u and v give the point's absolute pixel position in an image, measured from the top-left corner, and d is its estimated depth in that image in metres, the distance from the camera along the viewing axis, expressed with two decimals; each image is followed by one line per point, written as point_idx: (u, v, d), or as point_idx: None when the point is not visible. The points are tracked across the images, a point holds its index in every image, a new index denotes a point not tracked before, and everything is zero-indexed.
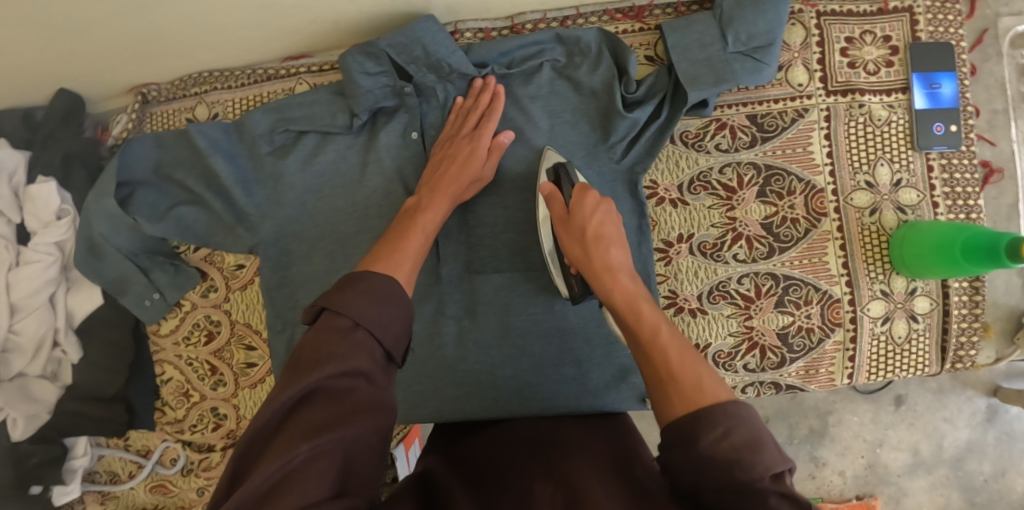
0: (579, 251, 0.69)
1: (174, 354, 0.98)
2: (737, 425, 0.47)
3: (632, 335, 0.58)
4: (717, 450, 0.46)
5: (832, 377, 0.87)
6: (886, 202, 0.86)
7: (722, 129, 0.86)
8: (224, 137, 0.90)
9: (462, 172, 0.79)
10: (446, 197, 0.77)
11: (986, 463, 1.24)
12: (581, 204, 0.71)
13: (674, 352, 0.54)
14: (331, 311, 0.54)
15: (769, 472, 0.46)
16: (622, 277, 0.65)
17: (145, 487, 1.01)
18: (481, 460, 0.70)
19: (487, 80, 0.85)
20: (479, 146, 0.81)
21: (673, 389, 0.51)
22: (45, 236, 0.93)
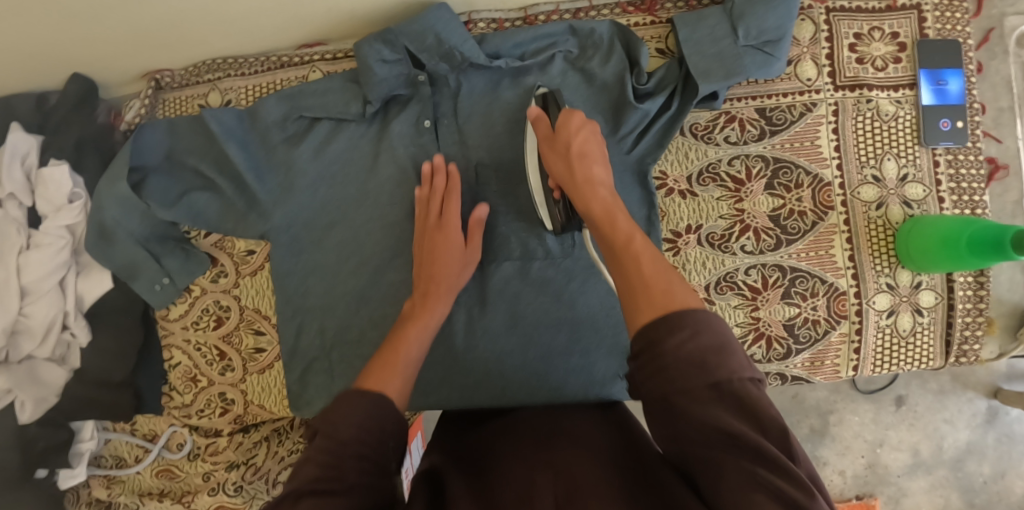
0: (561, 167, 0.73)
1: (182, 338, 0.98)
2: (702, 328, 0.48)
3: (608, 239, 0.62)
4: (682, 349, 0.48)
5: (837, 369, 0.87)
6: (892, 196, 0.87)
7: (731, 122, 0.87)
8: (236, 122, 0.91)
9: (447, 264, 0.81)
10: (439, 295, 0.79)
11: (985, 465, 1.25)
12: (567, 123, 0.74)
13: (645, 259, 0.57)
14: (323, 434, 0.54)
15: (735, 377, 0.47)
16: (599, 188, 0.69)
17: (152, 472, 1.02)
18: (485, 451, 0.71)
19: (436, 162, 0.85)
20: (454, 232, 0.83)
21: (642, 296, 0.53)
22: (57, 219, 0.94)
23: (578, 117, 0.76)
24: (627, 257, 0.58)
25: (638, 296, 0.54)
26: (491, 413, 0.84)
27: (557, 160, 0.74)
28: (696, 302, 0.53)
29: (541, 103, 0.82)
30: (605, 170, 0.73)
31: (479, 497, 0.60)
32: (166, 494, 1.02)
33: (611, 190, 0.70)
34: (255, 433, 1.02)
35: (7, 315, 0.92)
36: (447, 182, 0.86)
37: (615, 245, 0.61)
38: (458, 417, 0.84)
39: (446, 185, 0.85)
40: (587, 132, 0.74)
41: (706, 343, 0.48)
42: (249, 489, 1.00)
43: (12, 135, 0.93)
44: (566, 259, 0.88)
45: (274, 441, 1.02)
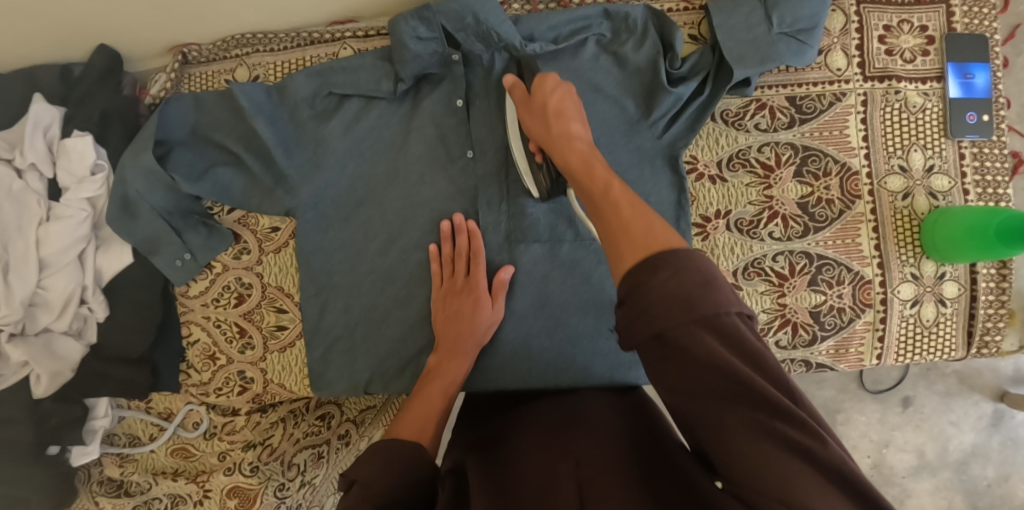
0: (540, 127, 0.75)
1: (202, 314, 0.97)
2: (686, 266, 0.47)
3: (588, 189, 0.64)
4: (668, 288, 0.47)
5: (861, 357, 0.88)
6: (918, 187, 0.87)
7: (762, 109, 0.87)
8: (264, 98, 0.90)
9: (474, 324, 0.84)
10: (464, 350, 0.83)
11: (989, 468, 1.44)
12: (541, 85, 0.76)
13: (624, 206, 0.58)
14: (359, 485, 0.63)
15: (726, 313, 0.46)
16: (576, 142, 0.71)
17: (166, 450, 1.02)
18: (507, 441, 0.73)
19: (459, 221, 0.87)
20: (481, 289, 0.85)
21: (625, 243, 0.53)
22: (79, 191, 0.92)
23: (553, 79, 0.78)
24: (606, 203, 0.60)
25: (618, 238, 0.55)
26: (513, 402, 0.86)
27: (535, 121, 0.76)
28: (676, 238, 0.52)
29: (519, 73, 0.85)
30: (583, 125, 0.74)
31: (497, 485, 0.63)
32: (181, 473, 1.03)
33: (588, 144, 0.72)
34: (271, 413, 1.02)
35: (25, 287, 0.90)
36: (471, 241, 0.87)
37: (594, 193, 0.62)
38: (484, 409, 0.86)
39: (470, 244, 0.87)
40: (562, 91, 0.76)
41: (691, 279, 0.47)
42: (265, 469, 1.00)
43: (36, 105, 0.93)
44: (594, 242, 0.88)
45: (290, 421, 1.02)
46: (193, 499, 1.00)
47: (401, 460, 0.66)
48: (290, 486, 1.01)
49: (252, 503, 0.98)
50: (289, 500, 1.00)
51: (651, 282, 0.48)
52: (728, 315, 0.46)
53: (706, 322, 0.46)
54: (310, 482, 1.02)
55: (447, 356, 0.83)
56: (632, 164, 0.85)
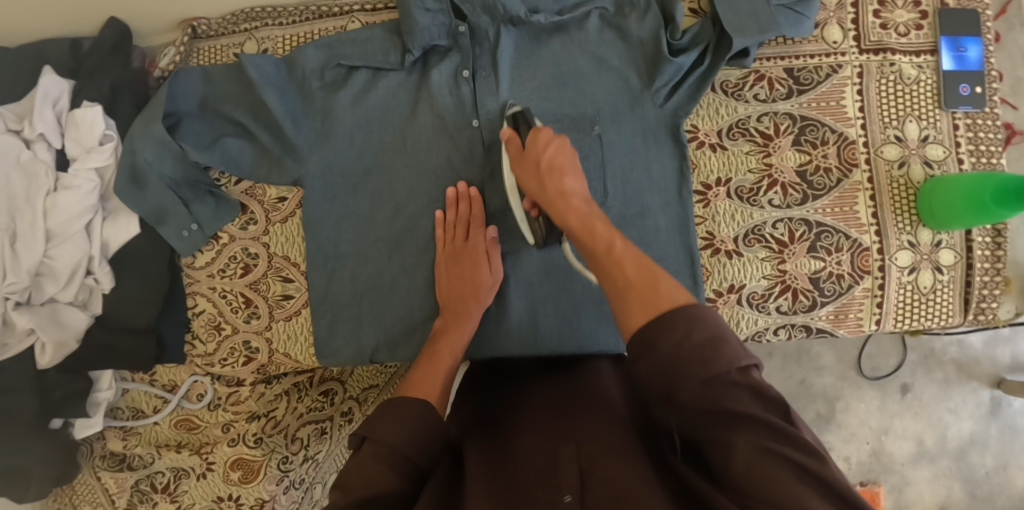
0: (534, 184, 0.75)
1: (208, 285, 0.98)
2: (696, 324, 0.53)
3: (591, 249, 0.66)
4: (682, 346, 0.53)
5: (860, 323, 0.90)
6: (914, 156, 0.89)
7: (761, 80, 0.89)
8: (275, 70, 0.91)
9: (475, 287, 0.85)
10: (468, 311, 0.84)
11: (988, 457, 1.45)
12: (535, 141, 0.76)
13: (630, 263, 0.62)
14: (372, 442, 0.66)
15: (735, 365, 0.52)
16: (573, 200, 0.72)
17: (170, 422, 1.03)
18: (510, 422, 0.73)
19: (460, 188, 0.89)
20: (481, 253, 0.87)
21: (636, 297, 0.58)
22: (87, 162, 0.93)
23: (545, 131, 0.78)
24: (609, 259, 0.64)
25: (626, 295, 0.59)
26: (517, 377, 0.85)
27: (528, 177, 0.76)
28: (681, 293, 0.57)
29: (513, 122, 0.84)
30: (578, 181, 0.75)
31: (497, 474, 0.62)
32: (183, 446, 1.04)
33: (586, 200, 0.73)
34: (276, 385, 1.02)
35: (32, 257, 0.90)
36: (470, 207, 0.89)
37: (597, 253, 0.65)
38: (487, 381, 0.86)
39: (471, 211, 0.89)
40: (555, 146, 0.76)
41: (701, 337, 0.52)
42: (268, 442, 1.00)
43: (46, 77, 0.93)
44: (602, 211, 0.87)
45: (294, 395, 1.04)
46: (196, 472, 1.01)
47: (411, 415, 0.68)
48: (293, 460, 1.02)
49: (256, 476, 0.99)
50: (292, 473, 1.02)
51: (664, 340, 0.53)
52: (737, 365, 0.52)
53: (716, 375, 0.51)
54: (313, 457, 1.05)
55: (452, 318, 0.84)
56: (634, 133, 0.88)
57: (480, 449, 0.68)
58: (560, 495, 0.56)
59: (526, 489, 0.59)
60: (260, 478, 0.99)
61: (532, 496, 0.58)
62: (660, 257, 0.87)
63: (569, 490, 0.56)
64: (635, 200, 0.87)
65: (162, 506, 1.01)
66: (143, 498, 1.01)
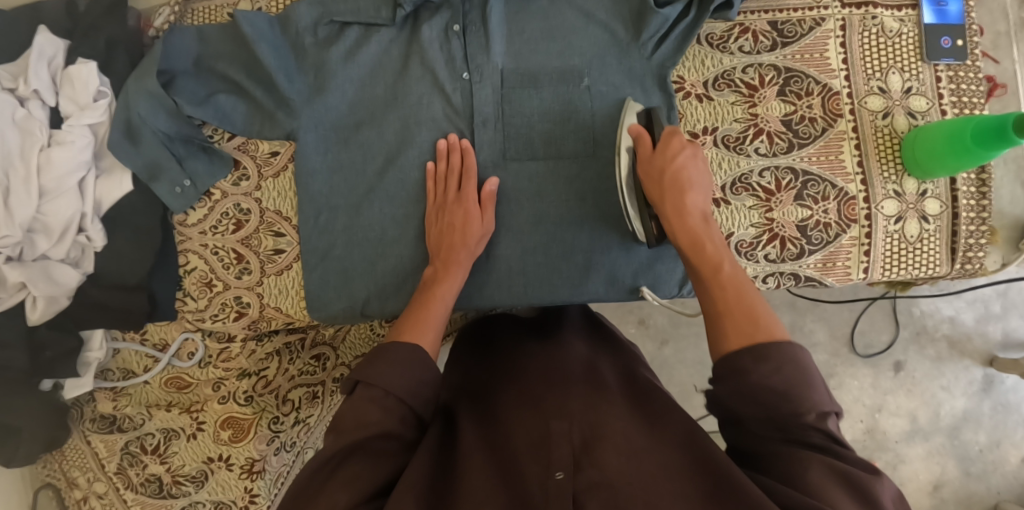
0: (655, 192, 0.74)
1: (199, 243, 0.98)
2: (788, 363, 0.56)
3: (696, 269, 0.67)
4: (769, 380, 0.55)
5: (848, 272, 0.90)
6: (897, 107, 0.90)
7: (745, 32, 0.91)
8: (268, 27, 0.92)
9: (467, 236, 0.84)
10: (459, 260, 0.83)
11: (982, 434, 1.44)
12: (666, 148, 0.74)
13: (732, 293, 0.62)
14: (366, 385, 0.64)
15: (816, 409, 0.55)
16: (691, 219, 0.70)
17: (160, 381, 1.03)
18: (497, 398, 0.73)
19: (453, 141, 0.89)
20: (472, 201, 0.86)
21: (731, 321, 0.60)
22: (81, 118, 0.94)
23: (678, 139, 0.76)
24: (714, 284, 0.64)
25: (725, 321, 0.61)
26: (510, 343, 0.85)
27: (651, 185, 0.74)
28: (781, 330, 0.59)
29: (645, 121, 0.82)
30: (704, 197, 0.72)
31: (492, 457, 0.63)
32: (174, 405, 1.04)
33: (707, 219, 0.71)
34: (268, 343, 1.02)
35: (25, 211, 0.90)
36: (463, 158, 0.88)
37: (703, 269, 0.66)
38: (481, 353, 0.86)
39: (463, 161, 0.88)
40: (686, 157, 0.74)
41: (790, 376, 0.55)
42: (259, 400, 1.00)
43: (41, 35, 0.95)
44: (588, 158, 0.89)
45: (286, 356, 1.03)
46: (186, 433, 1.01)
47: (400, 356, 0.67)
48: (284, 421, 1.01)
49: (246, 434, 0.98)
50: (283, 435, 1.01)
51: (754, 373, 0.56)
52: (819, 410, 0.54)
53: (795, 413, 0.54)
54: (304, 421, 1.04)
55: (444, 265, 0.83)
56: (622, 84, 0.89)
57: (471, 427, 0.68)
58: (551, 472, 0.57)
59: (518, 472, 0.59)
60: (250, 437, 0.98)
61: (525, 475, 0.58)
62: None
63: (562, 468, 0.57)
64: None
65: (152, 467, 1.00)
66: (133, 461, 1.01)
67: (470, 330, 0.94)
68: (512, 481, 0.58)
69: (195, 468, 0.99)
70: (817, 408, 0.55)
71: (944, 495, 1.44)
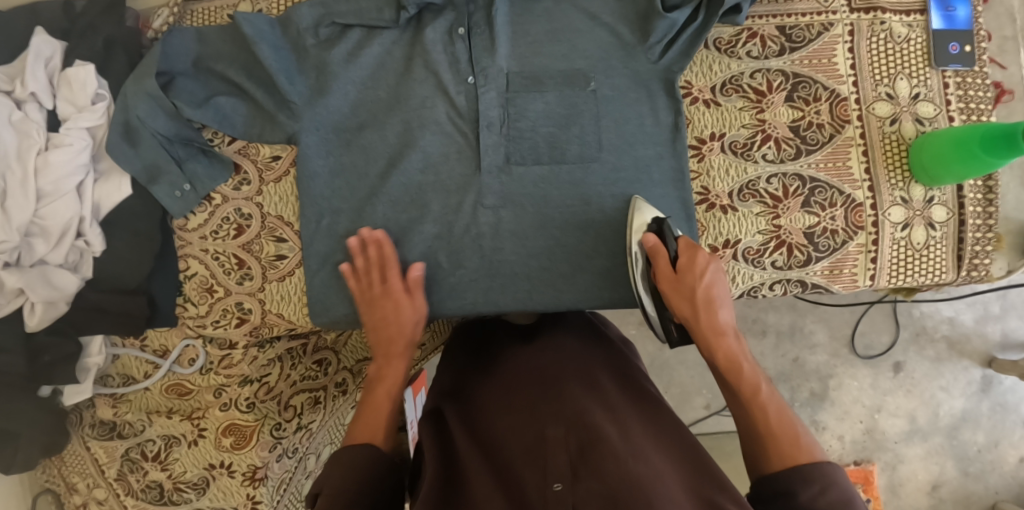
0: (687, 307, 0.75)
1: (200, 247, 0.97)
2: (832, 484, 0.57)
3: (731, 387, 0.68)
4: (816, 502, 0.56)
5: (855, 278, 0.90)
6: (905, 113, 0.90)
7: (753, 37, 0.90)
8: (269, 29, 0.90)
9: (402, 326, 0.82)
10: (399, 351, 0.81)
11: (980, 434, 1.45)
12: (692, 265, 0.75)
13: (772, 413, 0.64)
14: (325, 497, 0.63)
15: None
16: (727, 339, 0.71)
17: (160, 388, 1.01)
18: (485, 398, 0.73)
19: (367, 234, 0.87)
20: (399, 292, 0.84)
21: (773, 443, 0.61)
22: (78, 121, 0.93)
23: (700, 254, 0.77)
24: (751, 403, 0.66)
25: (763, 441, 0.62)
26: (500, 347, 0.85)
27: (681, 301, 0.75)
28: (820, 452, 0.61)
29: (656, 228, 0.82)
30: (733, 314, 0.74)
31: (488, 463, 0.63)
32: (174, 411, 1.02)
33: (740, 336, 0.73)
34: (269, 350, 1.00)
35: (22, 215, 0.89)
36: (383, 249, 0.87)
37: (739, 384, 0.67)
38: (473, 358, 0.85)
39: (383, 252, 0.87)
40: (712, 272, 0.75)
41: (836, 497, 0.56)
42: (261, 407, 0.99)
43: (38, 37, 0.94)
44: (593, 162, 0.88)
45: (286, 362, 1.01)
46: (187, 439, 1.00)
47: (359, 462, 0.65)
48: (286, 427, 1.01)
49: (248, 441, 0.98)
50: (285, 441, 1.01)
51: (801, 492, 0.57)
52: None
53: None
54: (306, 426, 1.03)
55: (384, 360, 0.80)
56: (629, 88, 0.88)
57: (464, 432, 0.68)
58: (550, 482, 0.57)
59: (515, 479, 0.59)
60: (252, 444, 0.98)
61: (522, 480, 0.59)
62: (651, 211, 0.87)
63: (560, 478, 0.57)
64: (629, 154, 0.88)
65: (153, 474, 1.00)
66: (134, 467, 1.01)
67: (458, 336, 0.93)
68: (510, 489, 0.58)
69: (196, 474, 0.99)
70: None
71: (941, 495, 1.45)
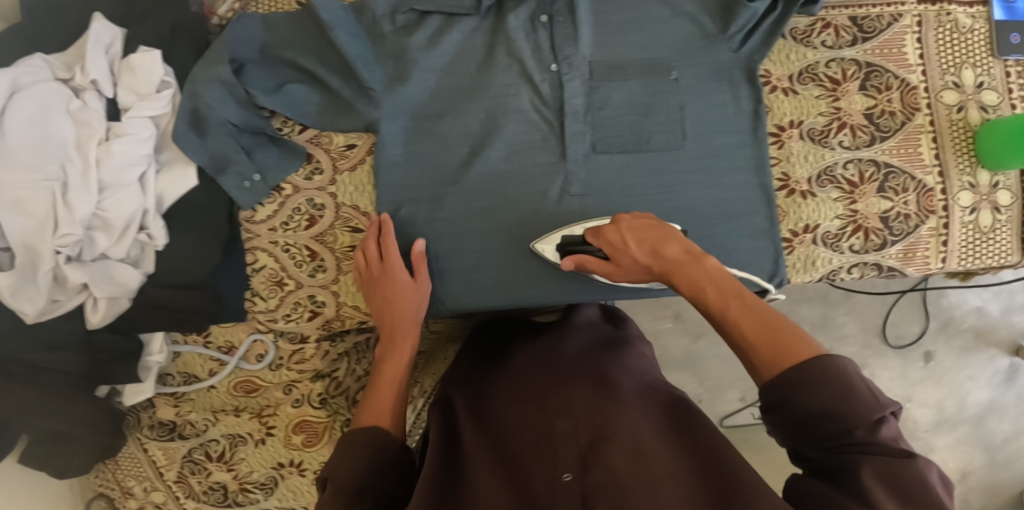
0: (634, 269, 0.75)
1: (269, 240, 0.94)
2: (823, 380, 0.54)
3: (706, 313, 0.66)
4: (811, 404, 0.54)
5: (928, 261, 0.92)
6: (971, 101, 0.92)
7: (827, 27, 0.92)
8: (343, 13, 0.88)
9: (405, 304, 0.82)
10: (405, 329, 0.81)
11: (1006, 423, 1.49)
12: (611, 241, 0.76)
13: (747, 323, 0.61)
14: (332, 481, 0.62)
15: (865, 421, 0.52)
16: (689, 267, 0.69)
17: (228, 385, 0.99)
18: (496, 392, 0.75)
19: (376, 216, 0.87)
20: (403, 275, 0.83)
21: (757, 354, 0.59)
22: (142, 109, 0.89)
23: (626, 218, 0.77)
24: (727, 323, 0.63)
25: (749, 354, 0.60)
26: (513, 346, 0.88)
27: (630, 269, 0.75)
28: (808, 345, 0.57)
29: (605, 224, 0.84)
30: (681, 243, 0.72)
31: (498, 455, 0.65)
32: (241, 410, 1.00)
33: (703, 255, 0.70)
34: (340, 343, 0.99)
35: (85, 208, 0.83)
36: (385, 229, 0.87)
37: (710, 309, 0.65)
38: (484, 359, 0.88)
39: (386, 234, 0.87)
40: (631, 231, 0.75)
41: (832, 392, 0.53)
42: (333, 402, 0.97)
43: (98, 23, 0.89)
44: (677, 150, 0.88)
45: (354, 356, 1.00)
46: (254, 438, 0.97)
47: (359, 447, 0.64)
48: None
49: (320, 439, 0.95)
50: None
51: (794, 399, 0.55)
52: (867, 423, 0.52)
53: (845, 428, 0.53)
54: None
55: (391, 339, 0.80)
56: (710, 77, 0.89)
57: (478, 428, 0.70)
58: (558, 474, 0.60)
59: (523, 472, 0.62)
60: (324, 441, 0.95)
61: (530, 473, 0.61)
62: (732, 198, 0.89)
63: (569, 470, 0.60)
64: (712, 141, 0.89)
65: (217, 475, 0.96)
66: (196, 469, 0.97)
67: (483, 337, 0.96)
68: (519, 480, 0.61)
69: (264, 474, 0.96)
70: (868, 420, 0.52)
71: (970, 483, 1.49)
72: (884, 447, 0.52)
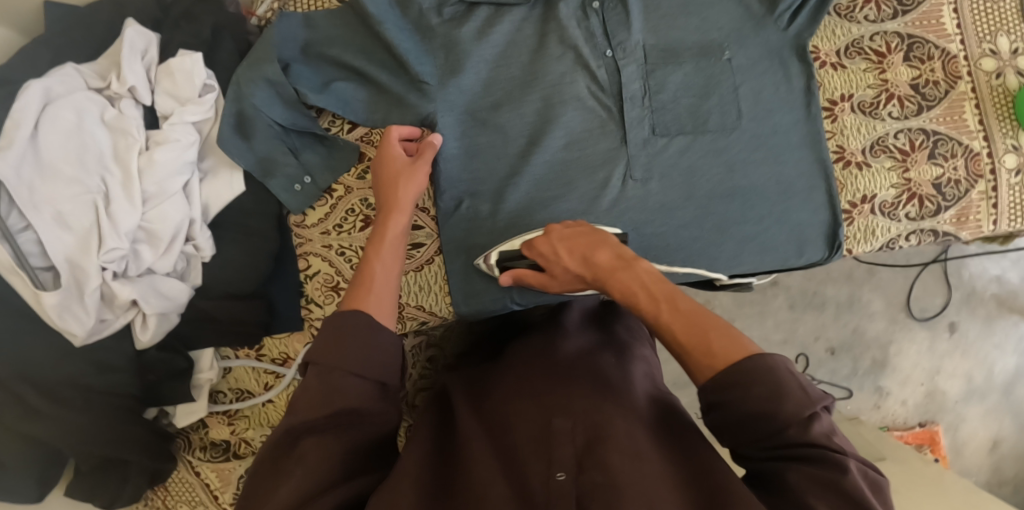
0: (568, 278, 0.74)
1: (322, 243, 0.91)
2: (750, 381, 0.53)
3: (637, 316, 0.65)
4: (743, 405, 0.53)
5: (980, 224, 0.94)
6: (1008, 67, 0.93)
7: (869, 2, 0.93)
8: (390, 8, 0.86)
9: (407, 186, 0.78)
10: (403, 206, 0.75)
11: None
12: (542, 251, 0.75)
13: (677, 323, 0.59)
14: (315, 366, 0.58)
15: (795, 421, 0.51)
16: (619, 273, 0.67)
17: (285, 399, 0.94)
18: (495, 388, 0.72)
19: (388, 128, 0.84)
20: (398, 155, 0.81)
21: (690, 357, 0.57)
22: (184, 115, 0.84)
23: (559, 228, 0.76)
24: (660, 324, 0.61)
25: (682, 357, 0.58)
26: (512, 342, 0.85)
27: (563, 276, 0.75)
28: (741, 343, 0.56)
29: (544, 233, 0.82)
30: (614, 247, 0.71)
31: (498, 448, 0.63)
32: None
33: (635, 259, 0.68)
34: None
35: (129, 220, 0.79)
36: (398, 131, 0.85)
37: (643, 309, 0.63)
38: (487, 358, 0.85)
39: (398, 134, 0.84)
40: (563, 240, 0.74)
41: (762, 391, 0.52)
42: None
43: (131, 28, 0.85)
44: (735, 130, 0.88)
45: None
46: None
47: (347, 327, 0.59)
48: None
49: None
50: None
51: (727, 401, 0.54)
52: (797, 422, 0.51)
53: (773, 427, 0.52)
54: None
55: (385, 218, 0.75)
56: (761, 56, 0.89)
57: (474, 426, 0.67)
58: (552, 472, 0.57)
59: (519, 466, 0.60)
60: None
61: (525, 474, 0.58)
62: (791, 174, 0.89)
63: (564, 469, 0.57)
64: (767, 118, 0.89)
65: None
66: None
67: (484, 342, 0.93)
68: (513, 475, 0.59)
69: None
70: (798, 419, 0.51)
71: (1001, 451, 1.52)
72: (819, 449, 0.50)
